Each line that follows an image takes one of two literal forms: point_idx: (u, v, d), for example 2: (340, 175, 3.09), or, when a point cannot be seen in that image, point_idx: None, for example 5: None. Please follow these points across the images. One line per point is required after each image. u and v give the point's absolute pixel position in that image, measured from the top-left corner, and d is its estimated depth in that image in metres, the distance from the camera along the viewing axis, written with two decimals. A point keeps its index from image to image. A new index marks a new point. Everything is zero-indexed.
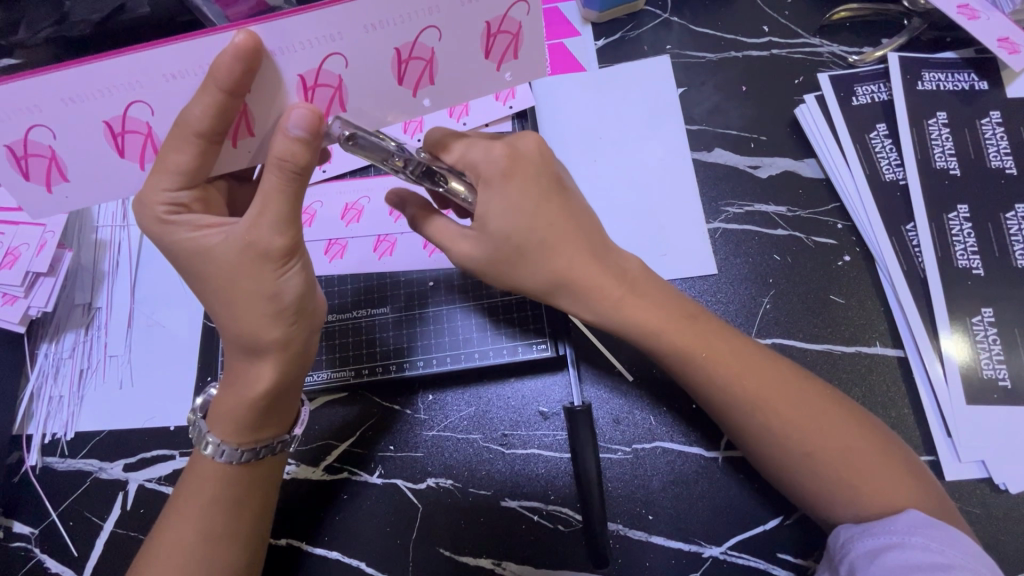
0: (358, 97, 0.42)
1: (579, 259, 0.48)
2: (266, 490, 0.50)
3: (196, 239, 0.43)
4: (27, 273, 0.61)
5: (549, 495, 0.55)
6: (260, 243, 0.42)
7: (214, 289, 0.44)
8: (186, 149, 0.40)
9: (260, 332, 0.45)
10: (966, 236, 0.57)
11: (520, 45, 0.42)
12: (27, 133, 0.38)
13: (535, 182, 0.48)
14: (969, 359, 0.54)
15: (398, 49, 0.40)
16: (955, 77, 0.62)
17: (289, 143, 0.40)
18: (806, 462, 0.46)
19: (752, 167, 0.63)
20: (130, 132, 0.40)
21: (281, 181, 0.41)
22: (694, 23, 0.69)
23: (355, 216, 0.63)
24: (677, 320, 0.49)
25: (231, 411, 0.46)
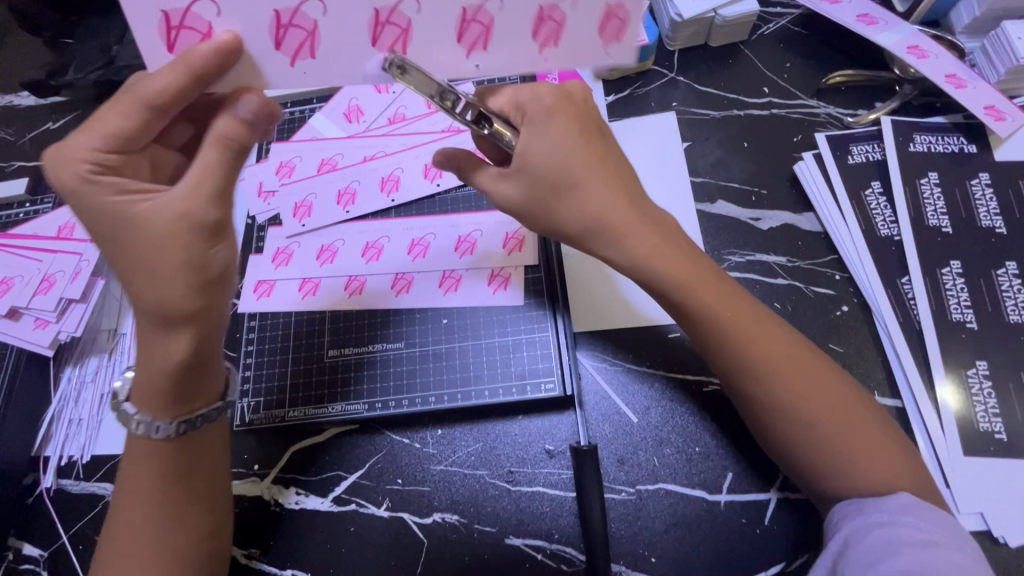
0: (498, 42, 0.43)
1: (618, 201, 0.48)
2: (212, 465, 0.52)
3: (124, 203, 0.44)
4: (60, 299, 0.64)
5: (552, 534, 0.56)
6: (194, 215, 0.43)
7: (137, 259, 0.44)
8: (131, 114, 0.43)
9: (177, 304, 0.44)
10: (959, 291, 0.59)
11: (629, 29, 0.43)
12: (191, 5, 0.40)
13: (579, 121, 0.48)
14: (965, 409, 0.55)
15: (541, 7, 0.42)
16: (945, 140, 0.66)
17: (231, 122, 0.44)
18: (802, 435, 0.48)
19: (753, 219, 0.66)
20: (186, 28, 0.41)
21: (221, 155, 0.44)
22: (698, 83, 0.74)
23: (375, 254, 0.66)
24: (701, 273, 0.49)
25: (158, 384, 0.47)
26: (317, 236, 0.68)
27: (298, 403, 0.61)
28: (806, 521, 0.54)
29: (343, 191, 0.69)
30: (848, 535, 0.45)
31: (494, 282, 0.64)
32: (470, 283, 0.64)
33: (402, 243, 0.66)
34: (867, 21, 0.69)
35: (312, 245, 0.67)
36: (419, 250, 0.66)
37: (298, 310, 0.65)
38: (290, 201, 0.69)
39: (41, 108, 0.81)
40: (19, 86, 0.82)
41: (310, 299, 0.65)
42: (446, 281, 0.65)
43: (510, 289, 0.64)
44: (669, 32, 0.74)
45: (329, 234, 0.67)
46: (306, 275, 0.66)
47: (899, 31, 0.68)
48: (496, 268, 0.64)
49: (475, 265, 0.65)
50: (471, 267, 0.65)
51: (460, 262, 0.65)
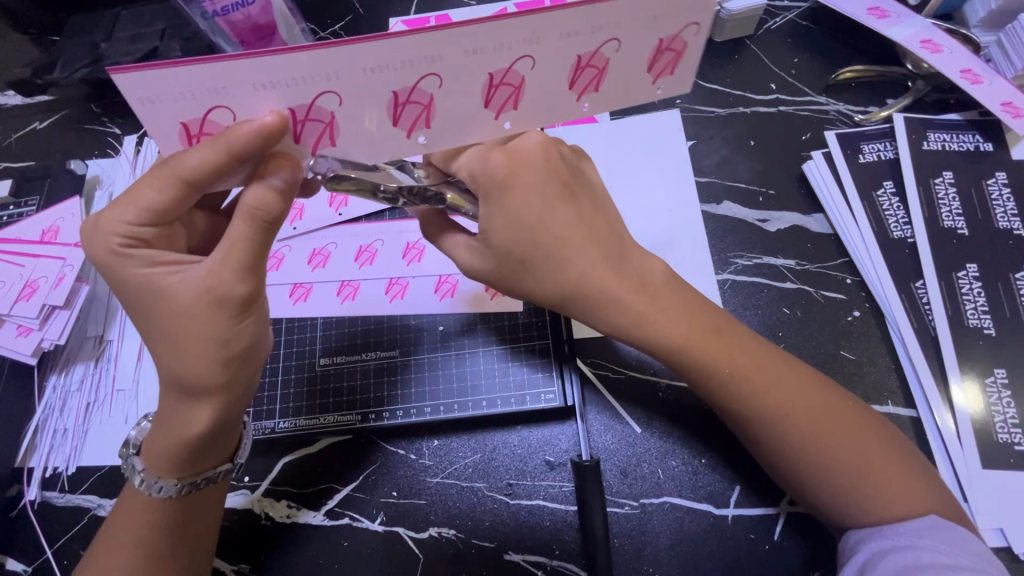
0: (531, 99, 0.42)
1: (593, 269, 0.46)
2: (205, 523, 0.49)
3: (151, 275, 0.42)
4: (43, 306, 0.62)
5: (553, 549, 0.54)
6: (219, 290, 0.41)
7: (163, 329, 0.42)
8: (163, 188, 0.40)
9: (200, 376, 0.43)
10: (976, 296, 0.57)
11: (680, 61, 0.43)
12: (208, 114, 0.39)
13: (544, 190, 0.45)
14: (984, 419, 0.53)
15: (579, 58, 0.40)
16: (960, 138, 0.64)
17: (261, 193, 0.40)
18: (821, 473, 0.45)
19: (761, 221, 0.64)
20: (207, 133, 0.40)
21: (249, 229, 0.41)
22: (703, 79, 0.71)
23: (368, 259, 0.64)
24: (689, 325, 0.47)
25: (166, 451, 0.45)
26: (308, 239, 0.65)
27: (275, 414, 0.59)
28: (817, 536, 0.52)
29: (335, 193, 0.67)
30: (865, 560, 0.44)
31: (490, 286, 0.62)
32: (466, 288, 0.62)
33: (397, 247, 0.64)
34: (878, 14, 0.67)
35: (303, 249, 0.65)
36: (414, 254, 0.64)
37: (289, 317, 0.63)
38: None
39: (27, 106, 0.79)
40: (3, 84, 0.80)
41: (301, 305, 0.63)
42: (442, 287, 0.62)
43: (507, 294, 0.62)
44: None
45: (321, 238, 0.65)
46: (297, 280, 0.64)
47: (911, 25, 0.66)
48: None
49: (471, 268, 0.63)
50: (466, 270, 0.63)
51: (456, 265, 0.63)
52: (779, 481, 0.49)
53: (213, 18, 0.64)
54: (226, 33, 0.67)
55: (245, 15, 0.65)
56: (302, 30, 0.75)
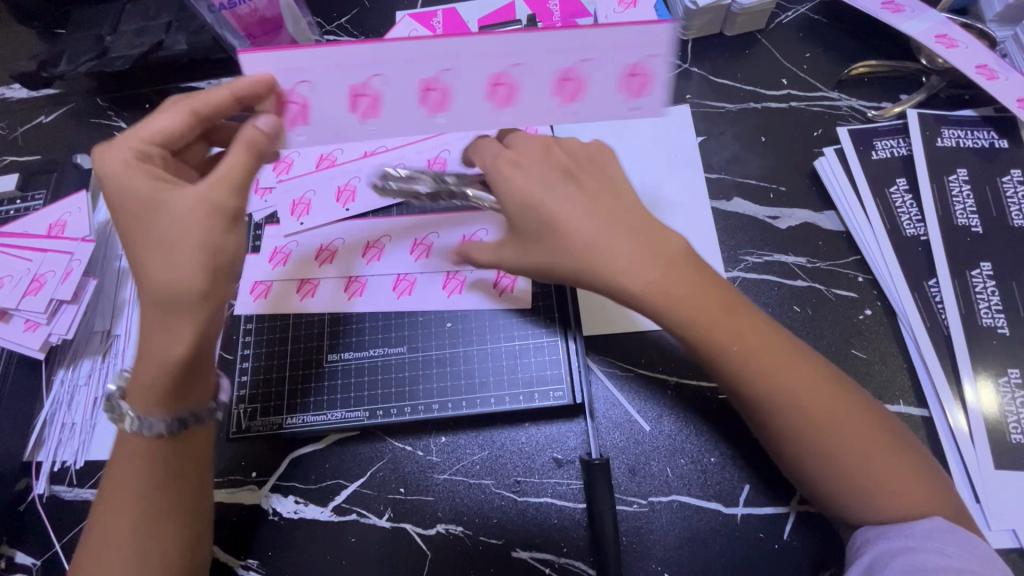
0: (589, 99, 0.48)
1: (611, 243, 0.45)
2: (199, 466, 0.49)
3: (154, 185, 0.43)
4: (51, 300, 0.62)
5: (561, 547, 0.54)
6: (216, 203, 0.43)
7: (155, 244, 0.42)
8: (177, 116, 0.47)
9: (186, 286, 0.42)
10: (990, 294, 0.56)
11: (650, 87, 0.47)
12: (368, 79, 0.47)
13: (550, 171, 0.48)
14: (997, 419, 0.53)
15: (624, 66, 0.47)
16: (975, 135, 0.63)
17: (252, 131, 0.46)
18: (843, 476, 0.43)
19: (772, 217, 0.64)
20: (363, 94, 0.47)
21: (246, 157, 0.45)
22: (714, 74, 0.71)
23: (376, 255, 0.64)
24: (711, 305, 0.45)
25: (154, 380, 0.44)
26: (315, 235, 0.65)
27: (278, 411, 0.59)
28: (829, 536, 0.51)
29: (343, 188, 0.67)
30: (871, 561, 0.42)
31: (498, 280, 0.62)
32: (474, 284, 0.62)
33: (404, 242, 0.64)
34: (892, 9, 0.65)
35: (310, 245, 0.64)
36: (421, 250, 0.63)
37: (295, 312, 0.62)
38: (286, 198, 0.66)
39: (33, 100, 0.79)
40: (10, 78, 0.79)
41: (309, 301, 0.63)
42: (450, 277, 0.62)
43: (516, 289, 0.61)
44: (682, 20, 0.71)
45: (328, 235, 0.65)
46: (304, 276, 0.64)
47: (926, 19, 0.65)
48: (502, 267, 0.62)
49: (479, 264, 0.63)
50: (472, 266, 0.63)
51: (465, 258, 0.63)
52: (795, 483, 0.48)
53: (219, 11, 0.64)
54: (232, 27, 0.67)
55: (252, 8, 0.64)
56: (309, 23, 0.72)
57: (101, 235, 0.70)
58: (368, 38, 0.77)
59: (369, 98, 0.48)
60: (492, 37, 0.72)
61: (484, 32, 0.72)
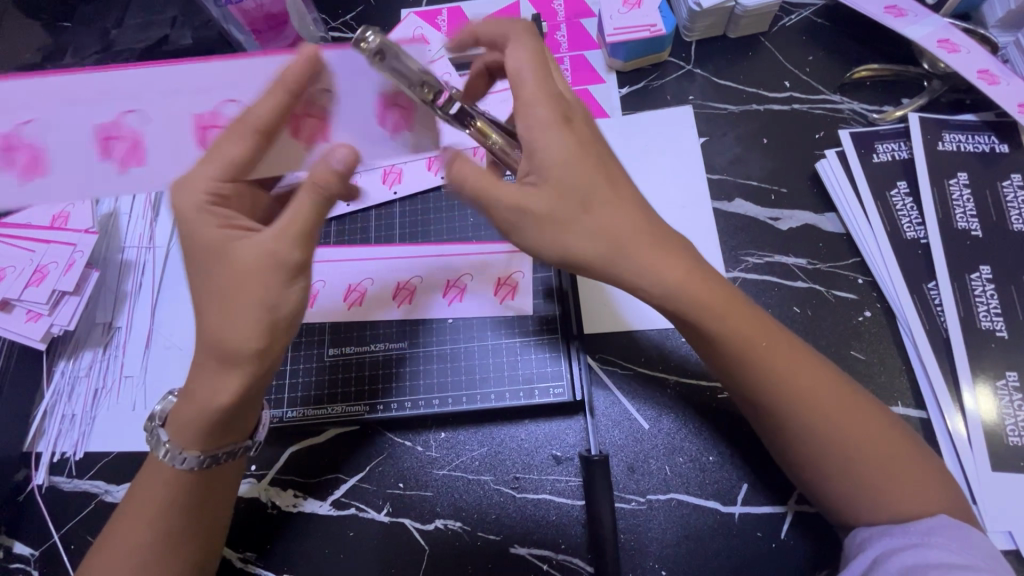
0: (366, 113, 0.46)
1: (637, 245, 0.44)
2: (224, 501, 0.50)
3: (221, 236, 0.44)
4: (53, 292, 0.62)
5: (559, 544, 0.54)
6: (278, 255, 0.43)
7: (213, 297, 0.43)
8: (242, 141, 0.43)
9: (236, 346, 0.42)
10: (989, 298, 0.56)
11: (415, 116, 0.47)
12: (17, 127, 0.48)
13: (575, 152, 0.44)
14: (995, 422, 0.53)
15: (344, 98, 0.46)
16: (975, 139, 0.63)
17: (324, 170, 0.44)
18: (843, 475, 0.44)
19: (773, 219, 0.64)
20: (116, 137, 0.49)
21: (312, 200, 0.44)
22: (716, 75, 0.71)
23: (358, 298, 0.62)
24: (735, 310, 0.45)
25: (198, 420, 0.44)
26: None
27: (276, 404, 0.59)
28: (826, 535, 0.52)
29: None
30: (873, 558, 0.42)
31: (389, 118, 0.46)
32: (473, 292, 0.61)
33: (387, 286, 0.62)
34: (895, 13, 0.66)
35: None
36: (404, 295, 0.62)
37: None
38: None
39: None
40: None
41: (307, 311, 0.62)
42: (306, 129, 0.46)
43: (412, 130, 0.47)
44: (686, 22, 0.71)
45: (329, 230, 0.66)
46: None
47: (928, 24, 0.65)
48: (393, 87, 0.45)
49: (368, 83, 0.45)
50: (353, 85, 0.45)
51: (356, 69, 0.45)
52: (803, 485, 0.48)
53: (226, 6, 0.65)
54: (239, 22, 0.68)
55: (257, 4, 0.65)
56: (313, 20, 0.75)
57: (104, 227, 0.69)
58: (373, 35, 0.77)
59: (31, 152, 0.49)
60: None
61: None
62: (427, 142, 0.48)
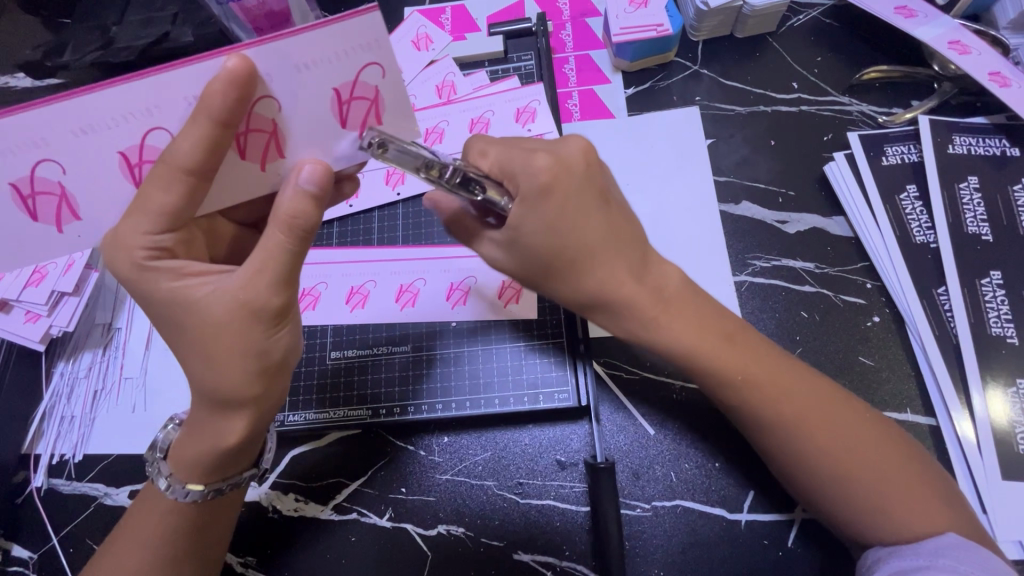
0: (392, 112, 0.40)
1: (617, 275, 0.46)
2: (227, 522, 0.49)
3: (178, 288, 0.41)
4: (52, 292, 0.62)
5: (563, 550, 0.53)
6: (253, 303, 0.40)
7: (198, 347, 0.41)
8: (172, 187, 0.39)
9: (238, 391, 0.42)
10: (1000, 304, 0.56)
11: (385, 110, 0.40)
12: (35, 169, 0.38)
13: (575, 194, 0.45)
14: (1006, 429, 0.52)
15: (337, 90, 0.38)
16: (986, 142, 0.62)
17: (298, 200, 0.40)
18: (838, 489, 0.44)
19: (780, 222, 0.63)
20: (41, 193, 0.39)
21: (284, 239, 0.40)
22: (723, 76, 0.70)
23: (360, 301, 0.61)
24: (713, 338, 0.47)
25: (199, 456, 0.44)
26: (318, 231, 0.66)
27: (282, 407, 0.59)
28: (833, 544, 0.51)
29: None
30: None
31: (355, 114, 0.39)
32: (477, 292, 0.61)
33: (390, 289, 0.62)
34: (905, 14, 0.65)
35: None
36: (408, 298, 0.61)
37: None
38: None
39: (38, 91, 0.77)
40: (14, 66, 0.78)
41: (310, 313, 0.61)
42: (255, 147, 0.40)
43: (384, 125, 0.40)
44: (692, 22, 0.70)
45: (331, 231, 0.65)
46: (305, 287, 0.62)
47: (939, 25, 0.64)
48: (358, 76, 0.37)
49: (318, 78, 0.37)
50: (297, 89, 0.37)
51: (292, 69, 0.36)
52: (802, 500, 0.47)
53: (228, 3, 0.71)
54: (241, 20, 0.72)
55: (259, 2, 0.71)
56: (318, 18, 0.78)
57: None
58: None
59: (58, 198, 0.40)
60: (501, 35, 0.71)
61: (494, 29, 0.72)
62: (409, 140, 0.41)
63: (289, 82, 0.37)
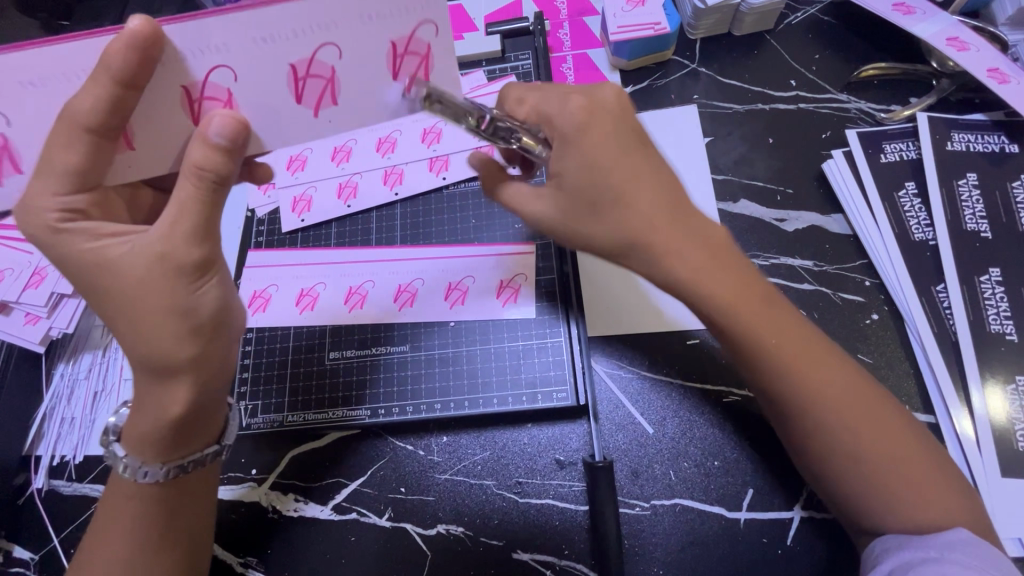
0: (349, 91, 0.41)
1: (653, 222, 0.43)
2: (197, 502, 0.49)
3: (95, 250, 0.41)
4: (52, 294, 0.63)
5: (563, 549, 0.53)
6: (174, 256, 0.40)
7: (129, 309, 0.41)
8: (77, 146, 0.38)
9: (173, 351, 0.42)
10: (999, 301, 0.56)
11: (341, 89, 0.40)
12: None
13: (614, 133, 0.45)
14: (1006, 426, 0.52)
15: (293, 66, 0.39)
16: (985, 139, 0.62)
17: (206, 152, 0.39)
18: (857, 476, 0.43)
19: (779, 220, 0.63)
20: None
21: (197, 190, 0.40)
22: (721, 74, 0.70)
23: (358, 301, 0.61)
24: (749, 296, 0.44)
25: (150, 430, 0.44)
26: (317, 231, 0.66)
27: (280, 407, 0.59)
28: (834, 542, 0.51)
29: (344, 184, 0.67)
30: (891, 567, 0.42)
31: (310, 92, 0.40)
32: (475, 293, 0.61)
33: (388, 289, 0.62)
34: (903, 10, 0.65)
35: (291, 290, 0.62)
36: (406, 298, 0.61)
37: (295, 325, 0.61)
38: (288, 195, 0.67)
39: None
40: None
41: (309, 314, 0.61)
42: (207, 114, 0.40)
43: (340, 105, 0.41)
44: (690, 20, 0.70)
45: (329, 231, 0.65)
46: (304, 287, 0.62)
47: (938, 21, 0.64)
48: (316, 53, 0.39)
49: (275, 51, 0.38)
50: (245, 61, 0.38)
51: (247, 42, 0.38)
52: (820, 487, 0.47)
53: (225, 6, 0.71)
54: None
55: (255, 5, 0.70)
56: None
57: None
58: None
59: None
60: (498, 35, 0.71)
61: (491, 29, 0.72)
62: (363, 120, 0.42)
63: (246, 51, 0.38)
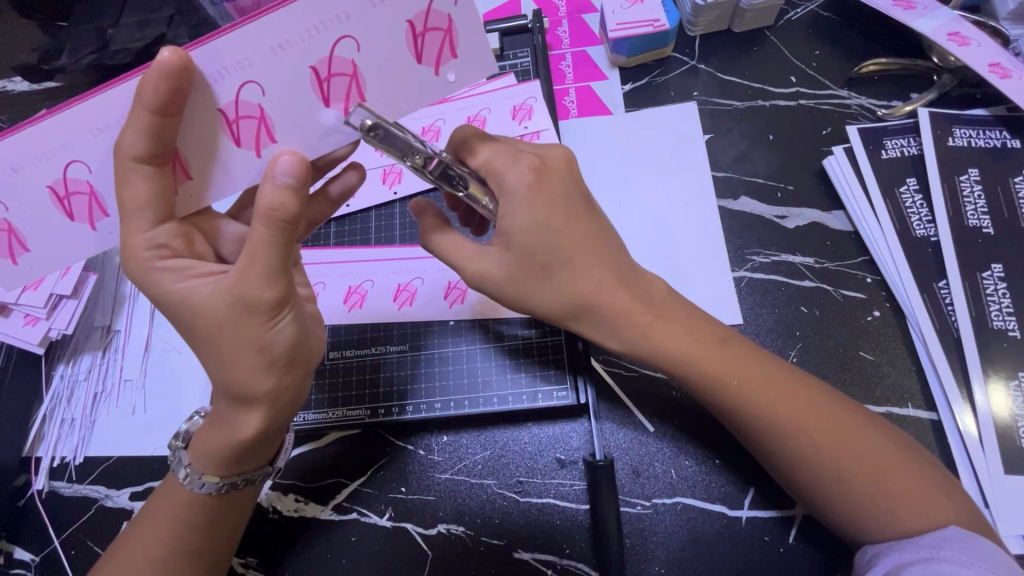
0: (374, 86, 0.39)
1: (603, 278, 0.46)
2: (236, 518, 0.49)
3: (183, 288, 0.40)
4: (51, 295, 0.62)
5: (563, 549, 0.53)
6: (247, 297, 0.39)
7: (207, 343, 0.41)
8: (141, 179, 0.38)
9: (248, 385, 0.41)
10: (1001, 297, 0.55)
11: (366, 84, 0.39)
12: (65, 171, 0.39)
13: (566, 195, 0.46)
14: (1008, 422, 0.52)
15: (314, 68, 0.37)
16: (987, 134, 0.62)
17: (278, 193, 0.38)
18: (843, 492, 0.44)
19: (779, 217, 0.63)
20: (74, 194, 0.40)
21: (269, 233, 0.39)
22: (721, 71, 0.70)
23: (358, 300, 0.61)
24: (706, 345, 0.47)
25: (216, 449, 0.44)
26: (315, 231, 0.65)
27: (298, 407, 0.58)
28: (835, 541, 0.51)
29: None
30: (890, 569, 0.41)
31: (336, 91, 0.38)
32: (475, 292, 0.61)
33: (387, 289, 0.61)
34: (904, 5, 0.64)
35: None
36: (405, 297, 0.61)
37: None
38: None
39: (34, 93, 0.77)
40: (9, 70, 0.77)
41: None
42: (246, 134, 0.39)
43: (368, 100, 0.40)
44: (690, 17, 0.70)
45: (327, 231, 0.65)
46: None
47: (939, 16, 0.63)
48: (335, 49, 0.37)
49: (295, 57, 0.37)
50: (269, 69, 0.37)
51: (267, 53, 0.36)
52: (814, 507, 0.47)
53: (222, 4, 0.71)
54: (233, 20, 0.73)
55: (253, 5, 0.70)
56: None
57: None
58: None
59: (89, 197, 0.40)
60: (497, 32, 0.71)
61: (490, 26, 0.71)
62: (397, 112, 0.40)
63: (261, 58, 0.37)
